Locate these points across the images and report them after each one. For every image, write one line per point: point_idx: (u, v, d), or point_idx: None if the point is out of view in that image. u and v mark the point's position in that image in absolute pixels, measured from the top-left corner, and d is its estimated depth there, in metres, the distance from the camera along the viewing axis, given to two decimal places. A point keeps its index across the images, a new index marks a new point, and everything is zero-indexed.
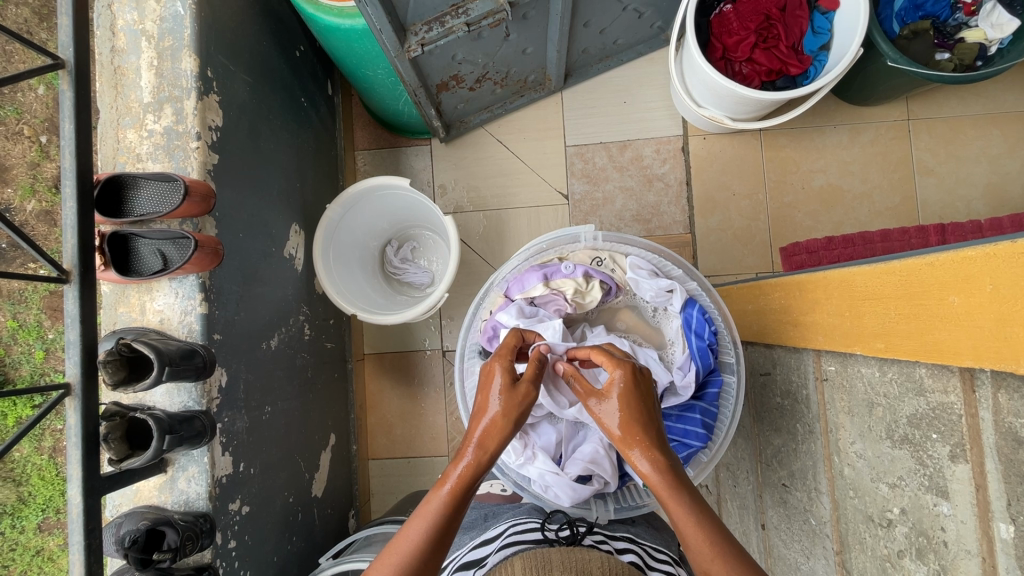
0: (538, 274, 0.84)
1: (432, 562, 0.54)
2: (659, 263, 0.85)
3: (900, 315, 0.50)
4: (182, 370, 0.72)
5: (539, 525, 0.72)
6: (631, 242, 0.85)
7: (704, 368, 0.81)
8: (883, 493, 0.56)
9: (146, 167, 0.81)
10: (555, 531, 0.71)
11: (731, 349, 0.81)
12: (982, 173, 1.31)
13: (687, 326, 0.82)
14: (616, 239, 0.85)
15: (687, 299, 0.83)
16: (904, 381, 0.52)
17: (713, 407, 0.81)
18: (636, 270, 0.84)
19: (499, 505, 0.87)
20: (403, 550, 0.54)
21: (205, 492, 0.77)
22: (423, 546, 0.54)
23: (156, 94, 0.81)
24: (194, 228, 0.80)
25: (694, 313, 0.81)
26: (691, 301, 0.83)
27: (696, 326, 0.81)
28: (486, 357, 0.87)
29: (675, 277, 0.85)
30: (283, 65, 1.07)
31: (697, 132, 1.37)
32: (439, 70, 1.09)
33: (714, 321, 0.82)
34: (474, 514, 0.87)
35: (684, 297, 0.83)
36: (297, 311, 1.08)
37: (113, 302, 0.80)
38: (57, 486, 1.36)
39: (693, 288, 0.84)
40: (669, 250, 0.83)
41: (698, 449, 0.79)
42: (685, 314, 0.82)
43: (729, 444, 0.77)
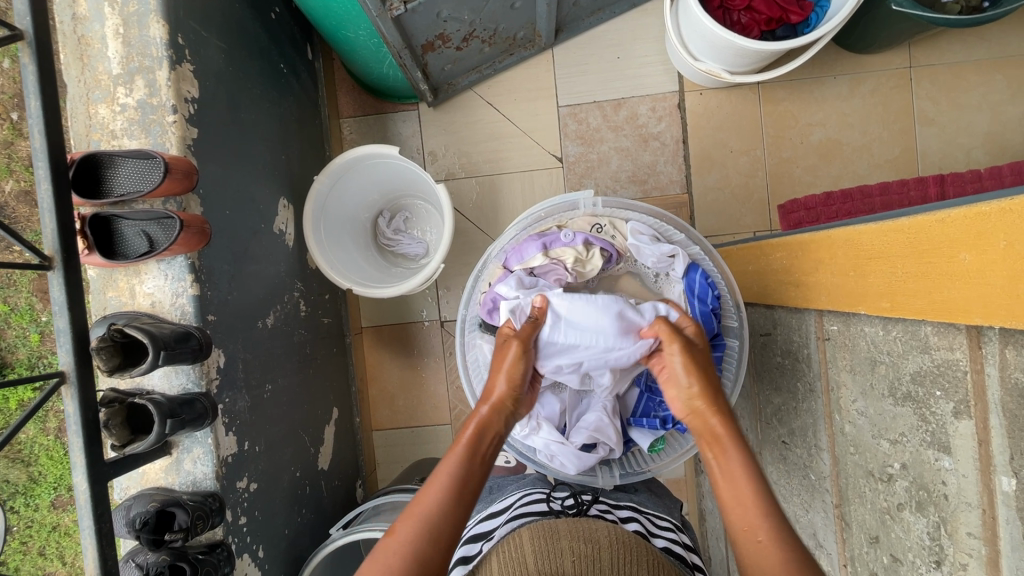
0: (537, 243, 0.83)
1: (457, 508, 0.59)
2: (662, 229, 0.84)
3: (907, 274, 0.48)
4: (178, 354, 0.70)
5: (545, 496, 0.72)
6: (631, 207, 0.83)
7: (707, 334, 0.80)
8: (884, 449, 0.57)
9: (122, 144, 0.77)
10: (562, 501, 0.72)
11: (734, 313, 0.80)
12: (983, 120, 1.28)
13: (690, 292, 0.81)
14: (616, 204, 0.83)
15: (689, 264, 0.82)
16: (908, 339, 0.52)
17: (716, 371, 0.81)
18: (637, 236, 0.82)
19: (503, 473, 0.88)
20: (429, 500, 0.59)
21: (212, 472, 0.77)
22: (447, 496, 0.59)
23: (125, 65, 0.76)
24: (179, 207, 0.77)
25: (697, 278, 0.80)
26: (694, 266, 0.82)
27: (699, 292, 0.80)
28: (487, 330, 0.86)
29: (679, 242, 0.83)
30: (259, 29, 1.01)
31: (693, 87, 1.33)
32: (424, 29, 1.04)
33: (716, 285, 0.81)
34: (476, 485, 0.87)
35: (687, 262, 0.81)
36: (292, 287, 1.06)
37: (101, 286, 0.77)
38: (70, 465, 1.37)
39: (698, 252, 0.83)
40: (670, 214, 0.82)
41: None
42: (689, 279, 0.81)
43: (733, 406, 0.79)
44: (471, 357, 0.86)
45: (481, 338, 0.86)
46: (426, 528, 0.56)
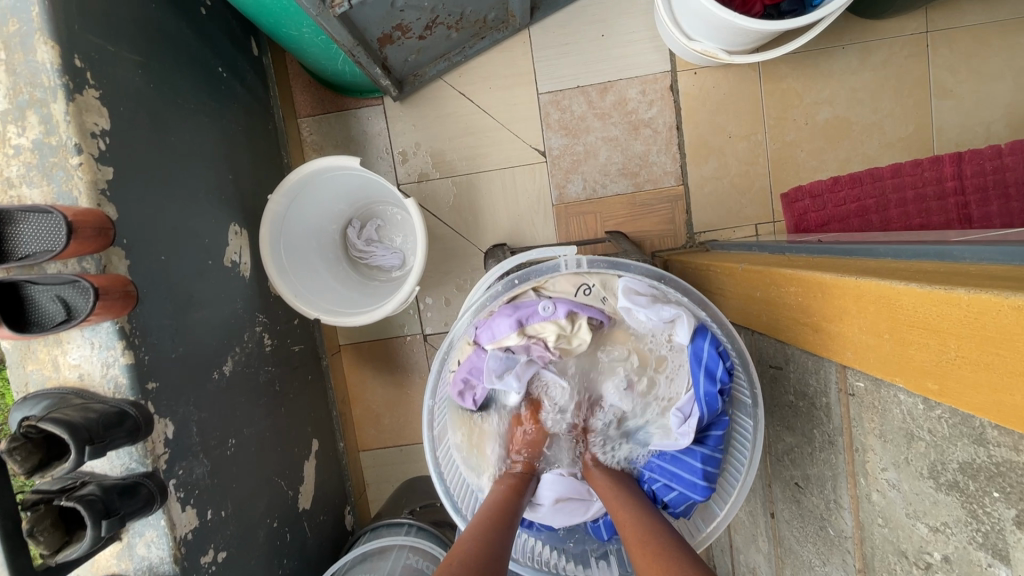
0: (510, 320, 0.73)
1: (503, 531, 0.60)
2: (659, 289, 0.74)
3: (963, 359, 0.39)
4: (110, 442, 0.61)
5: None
6: (623, 267, 0.74)
7: (712, 412, 0.70)
8: (921, 533, 0.50)
9: (21, 194, 0.65)
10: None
11: (747, 386, 0.70)
12: (1006, 90, 1.16)
13: (696, 360, 0.70)
14: (604, 263, 0.74)
15: (694, 329, 0.71)
16: (958, 424, 0.44)
17: (717, 452, 0.71)
18: (632, 298, 0.71)
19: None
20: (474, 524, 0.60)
21: (169, 555, 0.70)
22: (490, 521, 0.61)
23: (12, 98, 0.63)
24: (97, 264, 0.66)
25: (705, 346, 0.69)
26: (700, 331, 0.71)
27: (707, 362, 0.69)
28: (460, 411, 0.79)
29: (681, 304, 0.73)
30: (186, 31, 0.87)
31: (687, 66, 1.20)
32: (378, 21, 0.90)
33: (727, 355, 0.70)
34: None
35: (691, 328, 0.71)
36: (253, 322, 0.96)
37: (19, 359, 0.67)
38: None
39: (702, 315, 0.73)
40: (669, 277, 0.73)
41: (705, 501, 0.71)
42: (695, 347, 0.70)
43: (744, 494, 0.69)
44: (443, 450, 0.77)
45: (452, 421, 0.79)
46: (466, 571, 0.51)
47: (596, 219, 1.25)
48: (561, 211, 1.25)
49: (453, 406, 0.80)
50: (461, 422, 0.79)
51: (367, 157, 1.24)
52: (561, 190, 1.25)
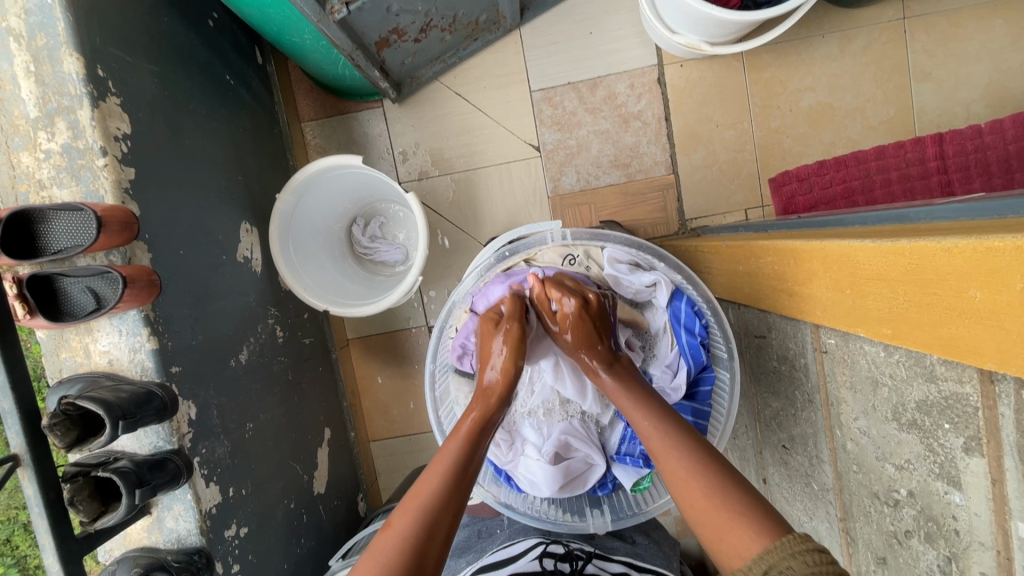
0: (503, 284, 0.81)
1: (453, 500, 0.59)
2: (639, 255, 0.80)
3: (909, 303, 0.44)
4: (140, 419, 0.67)
5: (543, 549, 0.72)
6: (604, 235, 0.80)
7: (695, 366, 0.76)
8: (889, 473, 0.54)
9: (52, 195, 0.71)
10: (559, 551, 0.71)
11: (722, 342, 0.75)
12: (983, 71, 1.20)
13: (676, 320, 0.77)
14: (586, 234, 0.80)
15: (672, 291, 0.77)
16: (912, 365, 0.48)
17: (706, 406, 0.77)
18: (614, 265, 0.79)
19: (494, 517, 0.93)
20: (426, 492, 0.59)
21: (196, 527, 0.75)
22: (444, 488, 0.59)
23: (43, 107, 0.69)
24: (123, 258, 0.71)
25: (682, 307, 0.76)
26: (677, 293, 0.77)
27: (685, 321, 0.75)
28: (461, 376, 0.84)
29: (659, 270, 0.79)
30: (195, 41, 0.93)
31: (673, 59, 1.25)
32: (375, 25, 0.95)
33: (703, 314, 0.76)
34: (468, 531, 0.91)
35: (668, 290, 0.77)
36: (265, 315, 1.01)
37: (53, 348, 0.72)
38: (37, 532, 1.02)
39: (678, 279, 0.78)
40: (648, 243, 0.78)
41: None
42: (673, 308, 0.77)
43: (727, 440, 0.74)
44: (446, 411, 0.84)
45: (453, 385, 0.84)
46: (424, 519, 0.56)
47: (591, 210, 1.29)
48: (556, 203, 1.30)
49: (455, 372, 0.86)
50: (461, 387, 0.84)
51: (369, 157, 1.30)
52: (556, 183, 1.29)
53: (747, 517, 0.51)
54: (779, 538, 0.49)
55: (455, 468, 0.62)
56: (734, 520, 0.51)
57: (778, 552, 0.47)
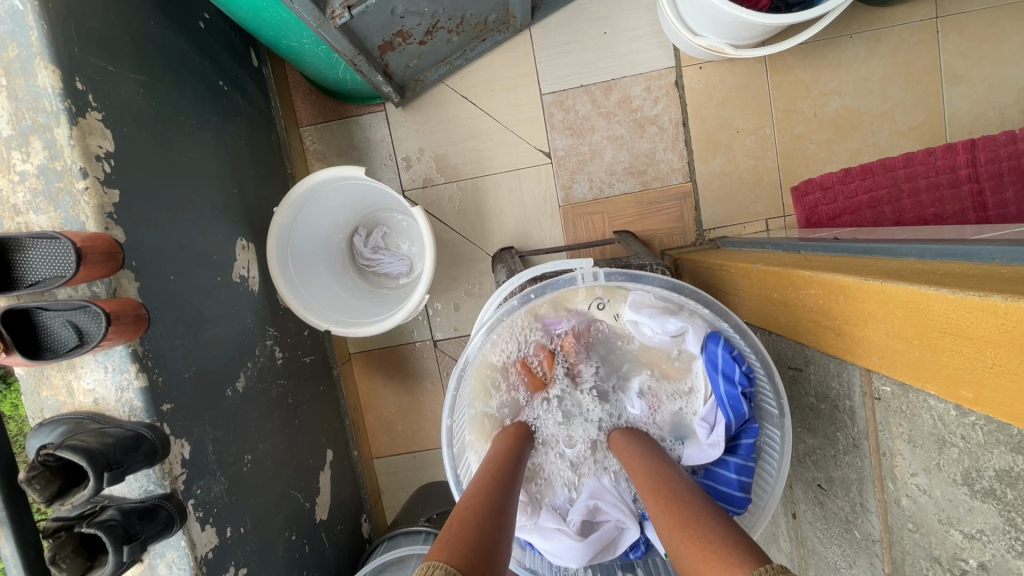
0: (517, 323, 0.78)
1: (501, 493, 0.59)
2: (672, 298, 0.73)
3: (1000, 368, 0.38)
4: (128, 467, 0.61)
5: None
6: (639, 279, 0.71)
7: (738, 419, 0.70)
8: (954, 540, 0.49)
9: (28, 220, 0.65)
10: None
11: (772, 395, 0.69)
12: (1019, 74, 1.14)
13: (713, 366, 0.70)
14: (621, 276, 0.71)
15: (708, 334, 0.71)
16: (993, 431, 0.42)
17: (750, 462, 0.71)
18: (640, 309, 0.73)
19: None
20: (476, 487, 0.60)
21: (191, 575, 0.70)
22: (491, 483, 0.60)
23: (16, 124, 0.63)
24: (107, 289, 0.65)
25: (718, 351, 0.69)
26: (714, 336, 0.71)
27: (723, 367, 0.69)
28: None
29: (697, 315, 0.73)
30: (185, 46, 0.87)
31: (691, 61, 1.18)
32: (379, 28, 0.89)
33: (746, 359, 0.69)
34: None
35: (703, 335, 0.71)
36: (264, 337, 0.96)
37: (33, 385, 0.67)
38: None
39: (719, 324, 0.72)
40: (687, 285, 0.71)
41: (738, 513, 0.70)
42: (709, 353, 0.70)
43: (777, 503, 0.68)
44: (463, 468, 0.76)
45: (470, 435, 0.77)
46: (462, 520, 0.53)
47: (604, 219, 1.23)
48: (568, 212, 1.24)
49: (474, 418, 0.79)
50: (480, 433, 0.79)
51: (371, 164, 1.24)
52: (568, 191, 1.23)
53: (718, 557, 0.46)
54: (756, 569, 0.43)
55: (491, 482, 0.61)
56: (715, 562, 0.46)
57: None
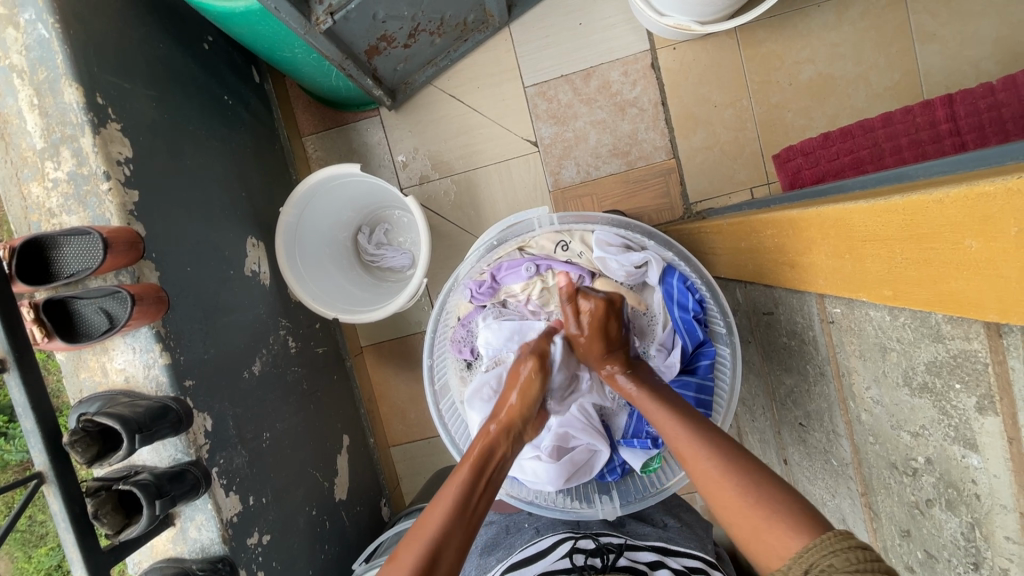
0: (488, 281, 0.85)
1: (455, 536, 0.59)
2: (630, 237, 0.81)
3: (907, 261, 0.42)
4: (157, 432, 0.69)
5: (573, 545, 0.72)
6: (591, 220, 0.81)
7: (691, 342, 0.78)
8: (905, 441, 0.52)
9: (62, 221, 0.74)
10: (589, 547, 0.71)
11: (720, 317, 0.76)
12: (990, 26, 1.16)
13: (669, 297, 0.79)
14: (574, 219, 0.81)
15: (664, 269, 0.79)
16: (918, 327, 0.46)
17: (708, 380, 0.78)
18: (604, 248, 0.80)
19: (516, 511, 0.91)
20: (429, 531, 0.59)
21: (218, 536, 0.76)
22: (448, 524, 0.59)
23: (48, 137, 0.72)
24: (132, 277, 0.74)
25: (674, 283, 0.78)
26: (669, 270, 0.79)
27: (678, 297, 0.78)
28: (463, 366, 0.88)
29: (650, 248, 0.81)
30: (192, 64, 0.96)
31: (665, 43, 1.24)
32: (363, 34, 0.97)
33: (697, 289, 0.77)
34: (494, 527, 0.88)
35: (660, 268, 0.79)
36: (277, 326, 1.03)
37: (72, 369, 0.75)
38: (40, 572, 1.16)
39: (669, 256, 0.79)
40: (636, 222, 0.79)
41: None
42: (665, 286, 0.79)
43: (733, 414, 0.74)
44: (446, 403, 0.87)
45: (452, 373, 0.88)
46: (432, 552, 0.57)
47: (593, 201, 1.29)
48: (558, 197, 1.29)
49: (453, 363, 0.88)
50: (460, 379, 0.88)
51: (369, 165, 1.31)
52: (556, 176, 1.29)
53: (785, 519, 0.51)
54: (818, 537, 0.49)
55: (453, 526, 0.60)
56: (769, 515, 0.52)
57: (817, 554, 0.47)
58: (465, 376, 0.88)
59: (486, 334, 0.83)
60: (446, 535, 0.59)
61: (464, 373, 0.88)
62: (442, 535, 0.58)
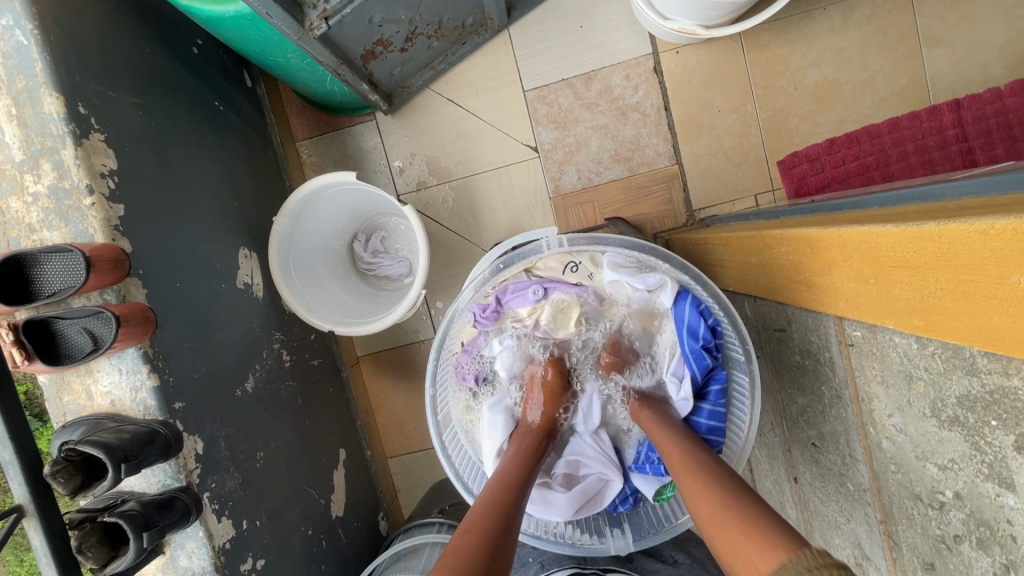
0: (494, 307, 0.83)
1: (504, 524, 0.57)
2: (643, 259, 0.78)
3: (942, 291, 0.40)
4: (144, 460, 0.65)
5: None
6: (604, 242, 0.76)
7: (701, 369, 0.76)
8: (931, 474, 0.50)
9: (43, 237, 0.70)
10: None
11: (737, 341, 0.74)
12: (998, 31, 1.14)
13: (681, 322, 0.76)
14: (584, 241, 0.77)
15: (678, 292, 0.76)
16: (949, 358, 0.44)
17: (721, 407, 0.75)
18: (615, 270, 0.77)
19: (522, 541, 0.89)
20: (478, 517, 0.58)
21: (210, 564, 0.73)
22: (495, 514, 0.58)
23: (27, 149, 0.68)
24: (117, 295, 0.70)
25: (686, 308, 0.75)
26: (683, 294, 0.76)
27: (690, 322, 0.75)
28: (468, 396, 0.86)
29: (664, 270, 0.77)
30: (180, 70, 0.92)
31: (668, 46, 1.21)
32: (359, 38, 0.93)
33: (712, 314, 0.75)
34: None
35: (674, 292, 0.76)
36: (270, 340, 1.00)
37: (55, 392, 0.72)
38: None
39: (684, 279, 0.76)
40: (649, 243, 0.76)
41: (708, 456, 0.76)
42: (678, 309, 0.76)
43: (750, 443, 0.72)
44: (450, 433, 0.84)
45: (456, 401, 0.85)
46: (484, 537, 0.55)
47: (594, 208, 1.26)
48: (559, 203, 1.26)
49: (456, 392, 0.85)
50: (465, 409, 0.85)
51: (365, 171, 1.28)
52: (557, 182, 1.26)
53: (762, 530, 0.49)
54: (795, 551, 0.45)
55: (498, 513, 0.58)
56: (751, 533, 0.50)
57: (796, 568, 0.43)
58: (470, 405, 0.85)
59: (501, 357, 0.85)
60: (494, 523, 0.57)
61: (469, 403, 0.86)
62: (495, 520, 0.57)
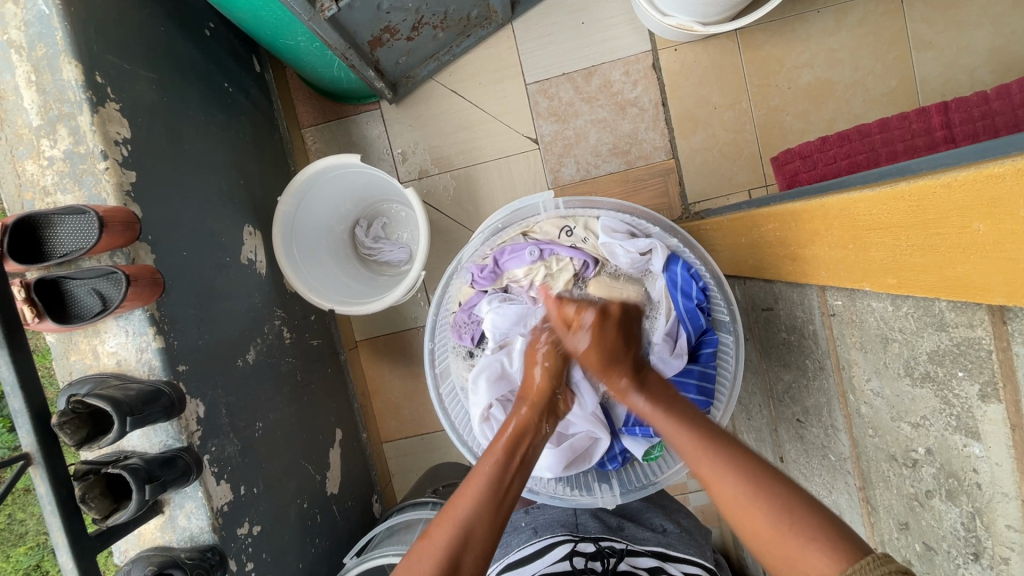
0: (491, 267, 0.85)
1: (487, 513, 0.59)
2: (635, 224, 0.82)
3: (913, 247, 0.42)
4: (148, 415, 0.67)
5: (573, 547, 0.72)
6: (597, 205, 0.81)
7: (695, 330, 0.78)
8: (905, 433, 0.52)
9: (56, 200, 0.72)
10: (590, 550, 0.71)
11: (724, 306, 0.77)
12: (985, 36, 1.18)
13: (673, 286, 0.78)
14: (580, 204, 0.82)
15: (668, 257, 0.79)
16: (921, 316, 0.47)
17: (710, 368, 0.79)
18: (609, 234, 0.81)
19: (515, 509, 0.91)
20: (465, 502, 0.60)
21: (208, 524, 0.75)
22: (481, 501, 0.60)
23: (45, 114, 0.71)
24: (126, 258, 0.72)
25: (678, 271, 0.77)
26: (673, 258, 0.79)
27: (682, 285, 0.77)
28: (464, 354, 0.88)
29: (654, 235, 0.81)
30: (193, 49, 0.95)
31: (666, 44, 1.24)
32: (367, 23, 0.97)
33: (701, 277, 0.78)
34: None
35: (665, 255, 0.79)
36: (271, 316, 1.02)
37: (63, 351, 0.74)
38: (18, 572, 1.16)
39: (673, 243, 0.80)
40: (641, 208, 0.80)
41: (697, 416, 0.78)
42: (670, 273, 0.78)
43: (736, 398, 0.75)
44: (446, 389, 0.86)
45: (453, 358, 0.88)
46: (462, 533, 0.57)
47: None
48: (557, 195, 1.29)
49: (454, 349, 0.88)
50: (461, 365, 0.87)
51: (368, 158, 1.31)
52: (556, 174, 1.29)
53: (818, 538, 0.49)
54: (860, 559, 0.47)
55: (486, 498, 0.61)
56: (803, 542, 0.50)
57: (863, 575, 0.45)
58: (467, 363, 0.87)
59: (491, 318, 0.83)
60: (478, 516, 0.59)
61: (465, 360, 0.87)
62: (479, 506, 0.60)
